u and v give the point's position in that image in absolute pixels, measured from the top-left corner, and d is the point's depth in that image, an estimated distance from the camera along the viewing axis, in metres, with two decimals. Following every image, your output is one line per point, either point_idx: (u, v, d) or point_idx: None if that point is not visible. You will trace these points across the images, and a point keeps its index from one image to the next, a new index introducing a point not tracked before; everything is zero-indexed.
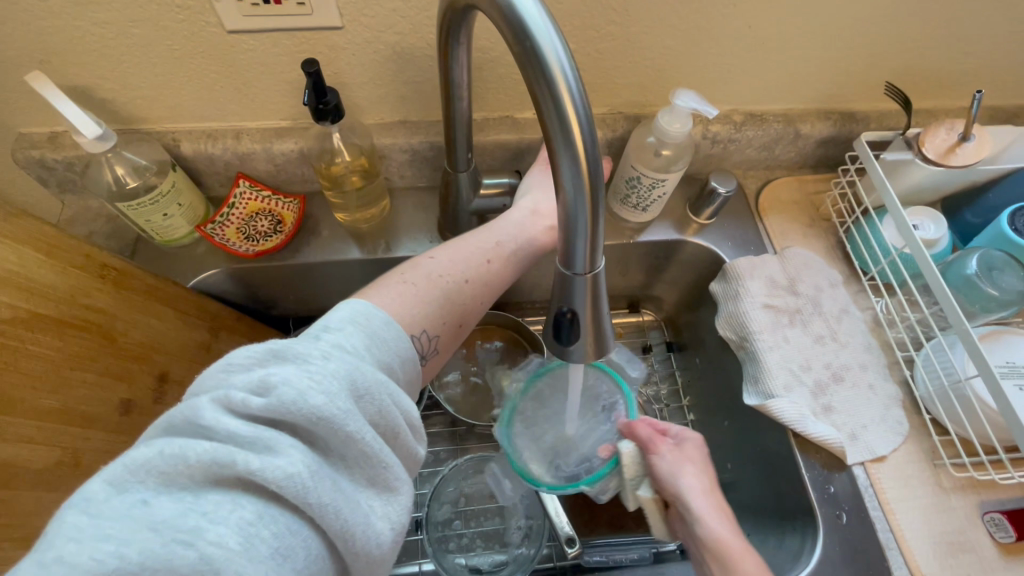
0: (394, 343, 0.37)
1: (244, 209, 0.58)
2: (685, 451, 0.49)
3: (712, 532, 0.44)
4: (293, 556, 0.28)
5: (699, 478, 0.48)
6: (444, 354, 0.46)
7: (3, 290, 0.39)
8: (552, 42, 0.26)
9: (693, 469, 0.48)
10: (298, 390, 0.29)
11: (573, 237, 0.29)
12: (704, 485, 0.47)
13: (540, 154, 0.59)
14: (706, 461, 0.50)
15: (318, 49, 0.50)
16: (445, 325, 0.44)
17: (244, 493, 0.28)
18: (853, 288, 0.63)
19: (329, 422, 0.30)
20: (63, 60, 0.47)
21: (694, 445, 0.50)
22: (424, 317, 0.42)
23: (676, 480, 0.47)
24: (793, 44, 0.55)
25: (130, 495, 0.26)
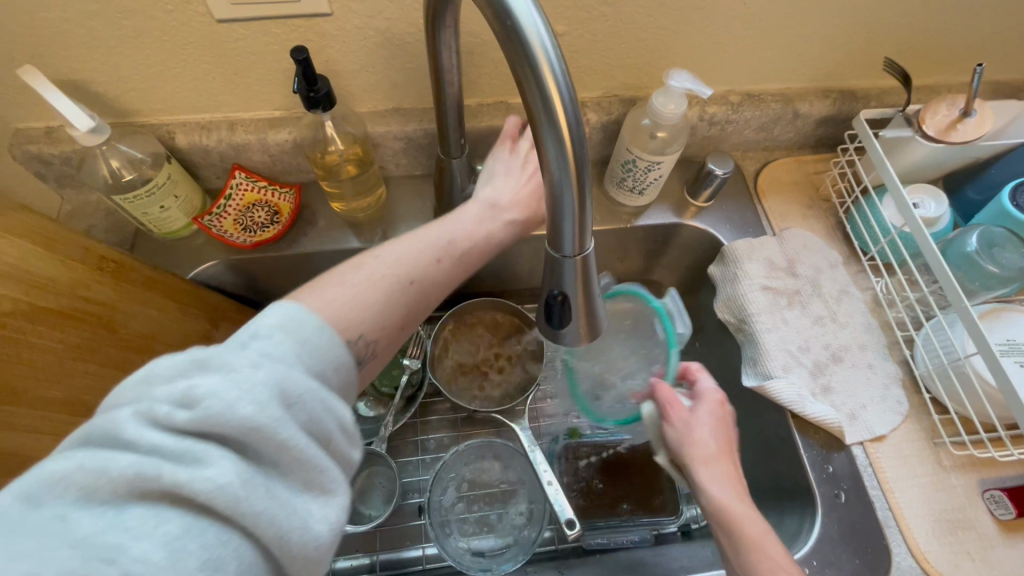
0: (329, 342, 0.33)
1: (240, 201, 0.58)
2: (703, 414, 0.51)
3: (715, 492, 0.46)
4: (223, 569, 0.26)
5: (710, 441, 0.49)
6: (381, 360, 0.41)
7: (7, 285, 0.40)
8: (534, 22, 0.25)
9: (707, 431, 0.50)
10: (226, 400, 0.27)
11: (561, 221, 0.29)
12: (715, 448, 0.49)
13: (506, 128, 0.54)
14: (724, 418, 0.51)
15: (308, 36, 0.49)
16: (385, 330, 0.40)
17: (170, 508, 0.26)
18: (854, 268, 0.62)
19: (261, 430, 0.27)
20: (53, 53, 0.47)
21: (714, 405, 0.52)
22: (361, 318, 0.37)
23: (683, 443, 0.50)
24: (788, 21, 0.54)
25: (45, 511, 0.24)
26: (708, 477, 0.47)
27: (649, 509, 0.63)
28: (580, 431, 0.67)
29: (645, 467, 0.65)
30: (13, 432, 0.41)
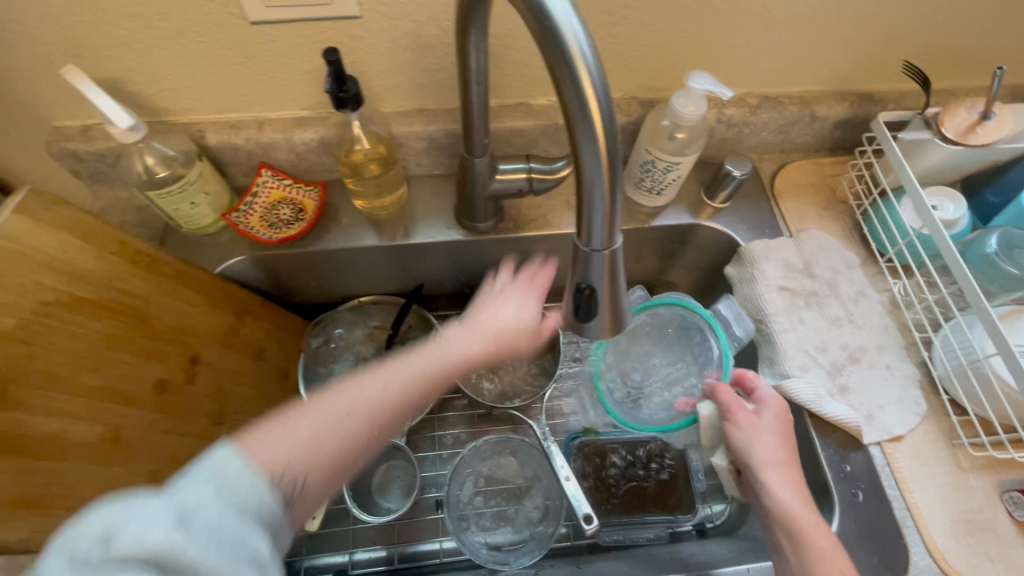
0: (257, 490, 0.32)
1: (266, 198, 0.58)
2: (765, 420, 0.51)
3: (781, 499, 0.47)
4: None
5: (772, 446, 0.50)
6: (320, 501, 0.37)
7: (49, 274, 0.42)
8: (571, 22, 0.26)
9: (767, 437, 0.50)
10: (136, 534, 0.27)
11: (591, 214, 0.30)
12: (777, 454, 0.49)
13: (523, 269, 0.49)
14: (786, 423, 0.51)
15: (338, 38, 0.51)
16: (318, 470, 0.36)
17: None
18: (871, 270, 0.63)
19: (168, 556, 0.27)
20: (93, 53, 0.49)
21: (774, 409, 0.52)
22: (292, 454, 0.34)
23: (743, 448, 0.50)
24: (808, 24, 0.55)
25: None
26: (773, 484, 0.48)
27: (665, 507, 0.63)
28: (596, 428, 0.69)
29: (660, 466, 0.65)
30: (52, 416, 0.40)
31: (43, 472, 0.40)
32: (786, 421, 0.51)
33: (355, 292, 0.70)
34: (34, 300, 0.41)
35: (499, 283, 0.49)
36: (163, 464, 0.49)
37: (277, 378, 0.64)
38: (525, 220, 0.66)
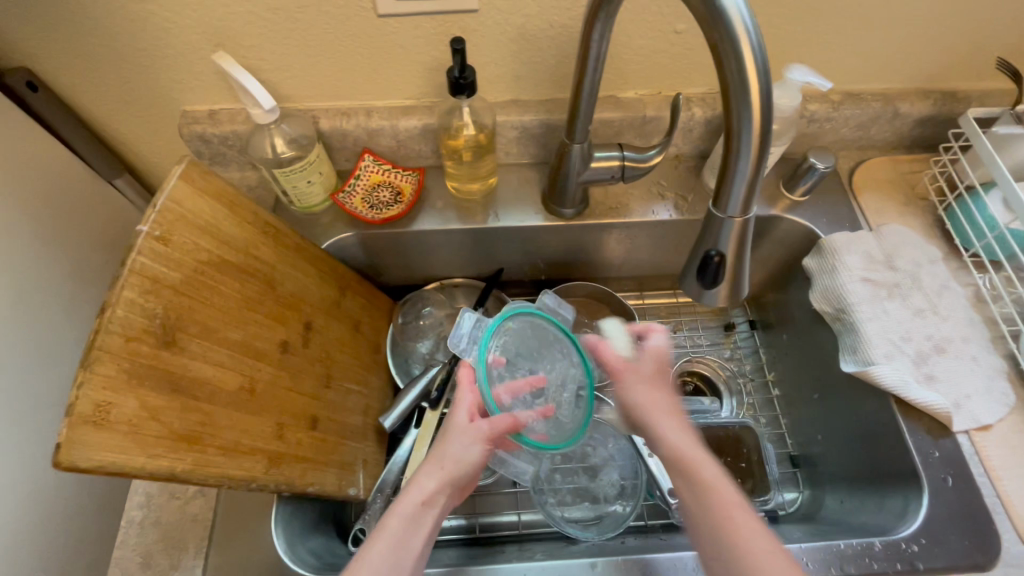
0: None
1: (368, 180, 0.64)
2: (642, 373, 0.52)
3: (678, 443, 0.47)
4: None
5: (659, 392, 0.51)
6: None
7: (204, 237, 0.46)
8: (736, 3, 0.29)
9: (654, 385, 0.51)
10: None
11: (733, 181, 0.33)
12: (663, 399, 0.50)
13: (461, 395, 0.52)
14: (664, 367, 0.53)
15: (454, 31, 0.55)
16: None
17: None
18: (953, 265, 0.63)
19: None
20: (235, 42, 0.54)
21: (662, 358, 0.53)
22: None
23: (635, 400, 0.50)
24: (899, 18, 0.57)
25: None
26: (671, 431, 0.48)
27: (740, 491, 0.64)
28: None
29: (733, 452, 0.67)
30: (207, 363, 0.44)
31: (202, 412, 0.43)
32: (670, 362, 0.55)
33: (441, 274, 0.74)
34: (193, 258, 0.45)
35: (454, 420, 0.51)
36: (288, 418, 0.52)
37: (371, 352, 0.67)
38: (607, 208, 0.68)
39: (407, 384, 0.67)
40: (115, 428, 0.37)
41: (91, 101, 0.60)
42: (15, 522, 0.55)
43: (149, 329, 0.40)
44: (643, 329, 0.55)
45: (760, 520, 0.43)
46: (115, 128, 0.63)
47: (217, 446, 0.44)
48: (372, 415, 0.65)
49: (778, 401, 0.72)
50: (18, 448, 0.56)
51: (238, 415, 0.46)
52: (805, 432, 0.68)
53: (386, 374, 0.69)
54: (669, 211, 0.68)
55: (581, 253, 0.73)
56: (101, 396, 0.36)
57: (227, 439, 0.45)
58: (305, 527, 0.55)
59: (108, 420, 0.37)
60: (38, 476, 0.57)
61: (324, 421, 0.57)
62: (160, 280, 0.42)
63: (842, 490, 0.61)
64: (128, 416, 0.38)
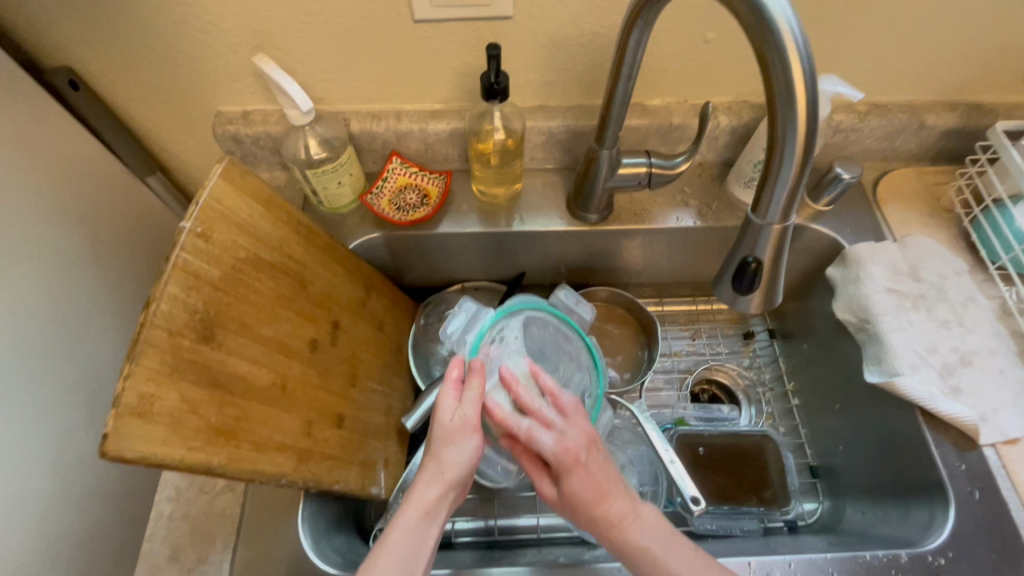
0: None
1: (394, 183, 0.65)
2: (576, 486, 0.45)
3: (640, 552, 0.44)
4: None
5: (598, 501, 0.45)
6: None
7: (241, 235, 0.47)
8: (785, 13, 0.30)
9: (592, 498, 0.45)
10: None
11: (774, 189, 0.34)
12: (602, 508, 0.45)
13: (446, 390, 0.48)
14: (586, 459, 0.46)
15: (488, 37, 0.56)
16: None
17: None
18: (979, 277, 0.63)
19: None
20: (273, 45, 0.55)
21: (562, 459, 0.45)
22: None
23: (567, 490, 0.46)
24: (929, 29, 0.57)
25: None
26: (627, 539, 0.45)
27: (760, 500, 0.64)
28: (687, 420, 0.71)
29: (752, 460, 0.67)
30: (242, 359, 0.45)
31: (237, 408, 0.44)
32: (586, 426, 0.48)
33: (462, 277, 0.75)
34: (231, 256, 0.46)
35: (446, 412, 0.47)
36: (316, 415, 0.52)
37: (394, 352, 0.68)
38: (631, 214, 0.68)
39: (428, 385, 0.67)
40: (158, 420, 0.38)
41: (129, 100, 0.61)
42: (46, 513, 0.55)
43: (190, 323, 0.41)
44: (527, 430, 0.46)
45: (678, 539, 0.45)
46: (151, 127, 0.65)
47: (250, 441, 0.44)
48: (395, 415, 0.65)
49: (797, 411, 0.72)
50: (52, 439, 0.57)
51: (271, 411, 0.47)
52: (826, 442, 0.68)
53: (407, 375, 0.69)
54: (693, 218, 0.68)
55: (603, 259, 0.73)
56: (145, 388, 0.37)
57: (261, 434, 0.45)
58: (329, 525, 0.55)
59: (151, 412, 0.37)
60: (69, 467, 0.58)
61: (351, 420, 0.57)
62: (201, 276, 0.42)
63: (864, 501, 0.61)
64: (170, 409, 0.38)
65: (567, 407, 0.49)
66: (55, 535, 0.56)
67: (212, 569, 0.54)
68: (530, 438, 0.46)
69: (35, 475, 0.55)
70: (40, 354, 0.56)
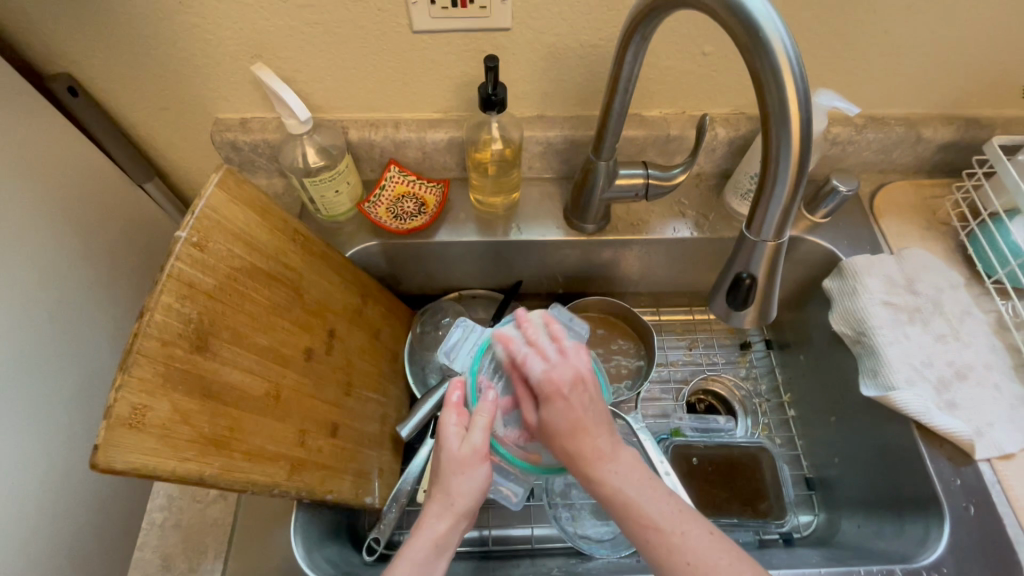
0: None
1: (392, 191, 0.65)
2: (552, 418, 0.47)
3: (612, 491, 0.45)
4: None
5: (574, 435, 0.46)
6: None
7: (238, 244, 0.47)
8: (778, 33, 0.31)
9: (567, 432, 0.46)
10: None
11: (768, 206, 0.34)
12: (577, 444, 0.46)
13: (450, 416, 0.49)
14: (568, 393, 0.47)
15: (486, 47, 0.56)
16: None
17: None
18: (975, 290, 0.63)
19: None
20: (272, 54, 0.55)
21: (545, 386, 0.48)
22: None
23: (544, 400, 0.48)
24: (924, 44, 0.58)
25: None
26: (603, 479, 0.45)
27: (756, 513, 0.64)
28: (682, 431, 0.71)
29: (748, 470, 0.67)
30: (236, 368, 0.45)
31: (230, 418, 0.44)
32: (581, 365, 0.49)
33: (459, 285, 0.75)
34: (227, 265, 0.46)
35: (453, 435, 0.48)
36: (310, 424, 0.52)
37: (390, 360, 0.68)
38: (628, 224, 0.69)
39: (424, 394, 0.67)
40: (150, 430, 0.37)
41: (127, 107, 0.61)
42: (38, 520, 0.55)
43: (184, 332, 0.41)
44: (523, 356, 0.50)
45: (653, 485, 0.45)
46: (149, 133, 0.65)
47: (242, 451, 0.44)
48: (390, 424, 0.65)
49: (793, 422, 0.72)
50: (45, 446, 0.57)
51: (264, 421, 0.47)
52: (822, 454, 0.68)
53: (404, 384, 0.69)
54: (690, 228, 0.68)
55: (600, 268, 0.73)
56: (138, 399, 0.37)
57: (253, 444, 0.45)
58: (323, 534, 0.55)
59: (144, 423, 0.37)
60: (62, 474, 0.58)
61: (345, 429, 0.57)
62: (196, 285, 0.42)
63: (860, 514, 0.61)
64: (163, 420, 0.38)
65: (570, 346, 0.50)
66: (46, 542, 0.56)
67: None
68: (524, 363, 0.50)
69: (27, 482, 0.54)
70: (34, 360, 0.56)
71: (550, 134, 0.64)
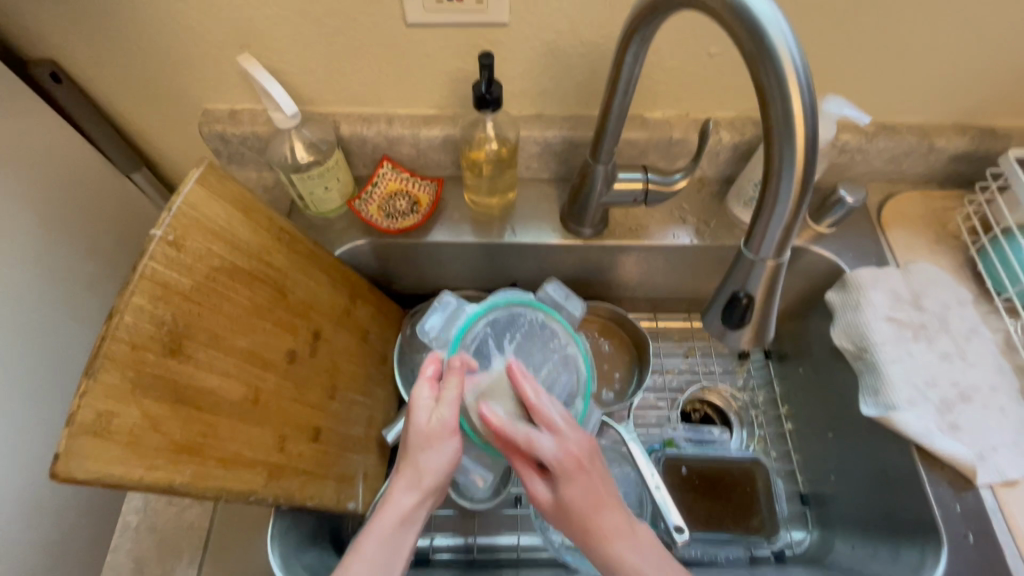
0: None
1: (384, 189, 0.63)
2: (570, 495, 0.44)
3: (627, 571, 0.43)
4: None
5: (592, 514, 0.43)
6: None
7: (217, 243, 0.45)
8: (786, 41, 0.29)
9: (589, 511, 0.43)
10: None
11: (768, 224, 0.32)
12: (595, 524, 0.43)
13: (420, 390, 0.47)
14: (586, 467, 0.44)
15: (483, 43, 0.54)
16: None
17: None
18: (983, 309, 0.61)
19: None
20: (261, 44, 0.53)
21: (561, 463, 0.44)
22: None
23: (562, 493, 0.44)
24: (941, 51, 0.55)
25: None
26: (619, 559, 0.43)
27: (747, 528, 0.63)
28: (676, 442, 0.69)
29: (739, 484, 0.66)
30: (212, 372, 0.44)
31: (204, 423, 0.42)
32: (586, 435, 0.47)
33: (450, 286, 0.73)
34: (205, 264, 0.44)
35: (424, 413, 0.46)
36: (291, 429, 0.51)
37: (378, 362, 0.66)
38: (627, 230, 0.66)
39: (412, 398, 0.65)
40: (115, 438, 0.36)
41: (111, 95, 0.59)
42: (9, 517, 0.54)
43: (156, 335, 0.39)
44: (526, 436, 0.44)
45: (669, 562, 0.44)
46: (135, 122, 0.63)
47: (214, 458, 0.43)
48: (375, 426, 0.63)
49: (790, 436, 0.70)
50: (20, 441, 0.56)
51: (239, 426, 0.45)
52: (818, 471, 0.66)
53: (392, 385, 0.67)
54: (690, 235, 0.66)
55: (596, 272, 0.71)
56: (103, 405, 0.36)
57: (228, 450, 0.44)
58: (302, 539, 0.54)
59: (109, 430, 0.36)
60: (35, 472, 0.57)
61: (327, 433, 0.56)
62: (171, 286, 0.41)
63: (854, 534, 0.60)
64: (130, 427, 0.37)
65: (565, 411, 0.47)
66: (22, 536, 0.56)
67: None
68: (530, 446, 0.44)
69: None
70: (10, 355, 0.55)
71: (548, 133, 0.62)
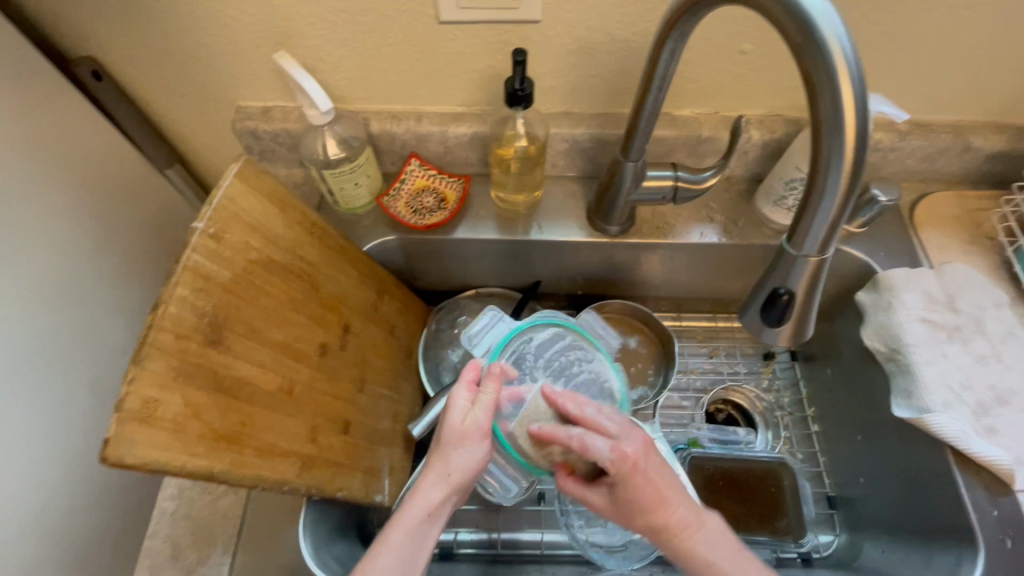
0: None
1: (412, 185, 0.63)
2: (636, 490, 0.43)
3: (697, 561, 0.43)
4: None
5: (660, 511, 0.43)
6: None
7: (254, 236, 0.46)
8: (836, 34, 0.29)
9: (655, 507, 0.43)
10: None
11: (814, 220, 0.32)
12: (665, 521, 0.44)
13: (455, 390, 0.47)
14: (645, 468, 0.43)
15: (514, 40, 0.54)
16: None
17: None
18: (1020, 311, 0.60)
19: None
20: (295, 42, 0.54)
21: (619, 466, 0.43)
22: None
23: (628, 493, 0.43)
24: (980, 47, 0.54)
25: None
26: (688, 550, 0.44)
27: (774, 530, 0.62)
28: (700, 442, 0.69)
29: (765, 485, 0.65)
30: (250, 363, 0.44)
31: (243, 413, 0.43)
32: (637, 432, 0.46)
33: (474, 283, 0.73)
34: (244, 257, 0.45)
35: (458, 413, 0.46)
36: (323, 421, 0.51)
37: (404, 357, 0.67)
38: (654, 228, 0.66)
39: (437, 393, 0.66)
40: (161, 425, 0.37)
41: (148, 92, 0.61)
42: (51, 503, 0.56)
43: (198, 326, 0.40)
44: (579, 441, 0.43)
45: (739, 550, 0.44)
46: (171, 119, 0.64)
47: (252, 447, 0.43)
48: (402, 421, 0.64)
49: (817, 438, 0.69)
50: (63, 428, 0.57)
51: (274, 416, 0.46)
52: (847, 473, 0.65)
53: (418, 380, 0.68)
54: (717, 234, 0.66)
55: (622, 270, 0.71)
56: (150, 392, 0.37)
57: (265, 440, 0.45)
58: (331, 531, 0.55)
59: (155, 417, 0.37)
60: (76, 459, 0.59)
61: (356, 426, 0.56)
62: (212, 278, 0.42)
63: (885, 538, 0.59)
64: (174, 414, 0.38)
65: (611, 414, 0.46)
66: (63, 521, 0.57)
67: (211, 571, 0.56)
68: (584, 449, 0.43)
69: (41, 467, 0.55)
70: (53, 345, 0.56)
71: (576, 130, 0.62)
